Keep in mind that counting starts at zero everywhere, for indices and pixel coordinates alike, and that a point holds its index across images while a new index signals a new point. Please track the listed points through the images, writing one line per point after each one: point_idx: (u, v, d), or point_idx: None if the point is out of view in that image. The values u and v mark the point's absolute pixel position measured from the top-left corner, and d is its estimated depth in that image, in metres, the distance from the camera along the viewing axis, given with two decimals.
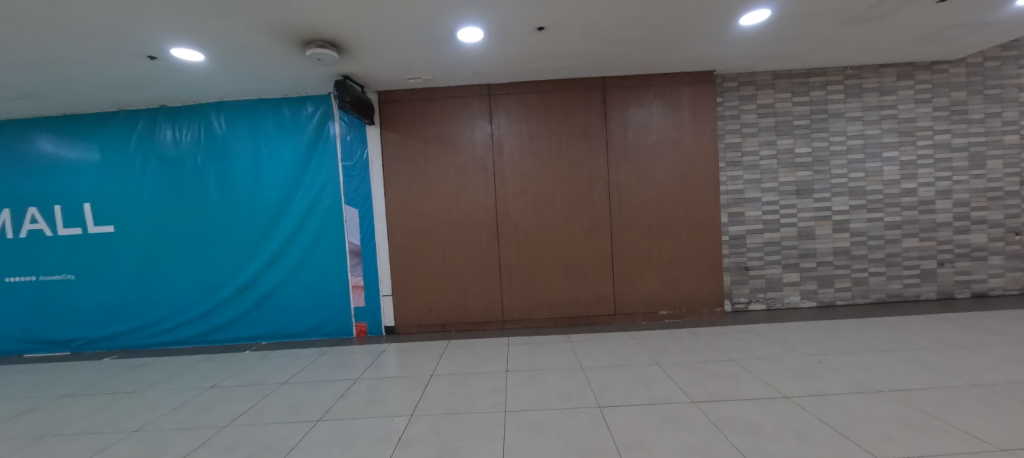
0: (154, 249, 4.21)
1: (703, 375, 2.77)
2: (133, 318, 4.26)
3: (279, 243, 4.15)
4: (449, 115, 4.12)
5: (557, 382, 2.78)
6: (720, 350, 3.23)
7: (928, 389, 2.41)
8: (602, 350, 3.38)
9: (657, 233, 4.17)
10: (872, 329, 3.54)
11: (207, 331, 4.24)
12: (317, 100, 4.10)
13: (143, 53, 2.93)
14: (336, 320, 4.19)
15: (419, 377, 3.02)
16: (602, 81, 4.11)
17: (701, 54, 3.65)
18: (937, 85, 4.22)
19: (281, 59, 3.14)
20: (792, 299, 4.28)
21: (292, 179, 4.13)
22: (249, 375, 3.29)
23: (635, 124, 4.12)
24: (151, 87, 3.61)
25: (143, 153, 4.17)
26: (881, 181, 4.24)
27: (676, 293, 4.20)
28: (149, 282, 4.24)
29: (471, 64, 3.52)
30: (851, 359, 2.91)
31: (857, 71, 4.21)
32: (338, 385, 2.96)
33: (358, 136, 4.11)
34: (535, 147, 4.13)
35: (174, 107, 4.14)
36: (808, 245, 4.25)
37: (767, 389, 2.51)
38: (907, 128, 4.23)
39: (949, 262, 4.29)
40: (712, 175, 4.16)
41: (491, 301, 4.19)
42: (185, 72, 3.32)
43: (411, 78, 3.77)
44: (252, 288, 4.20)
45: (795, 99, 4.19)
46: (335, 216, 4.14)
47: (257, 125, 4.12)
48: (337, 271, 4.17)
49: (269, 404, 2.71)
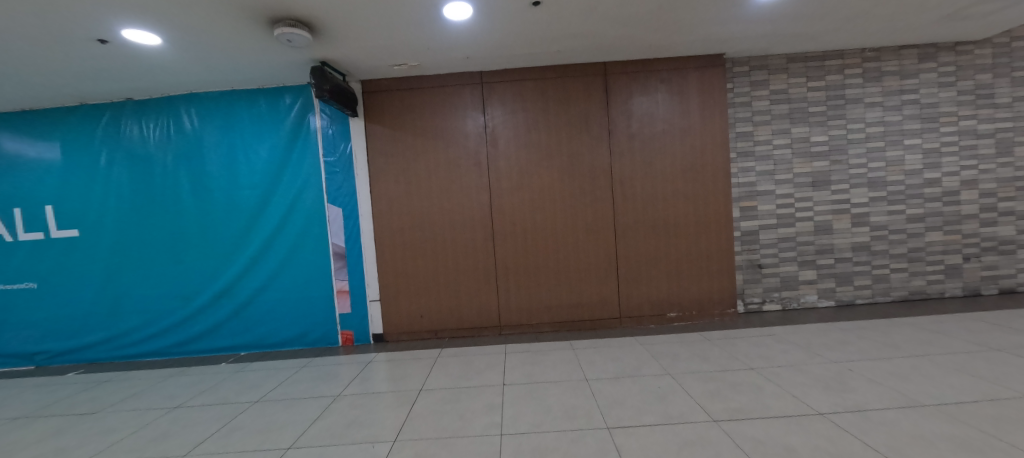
0: (122, 255, 3.90)
1: (722, 387, 2.48)
2: (101, 328, 3.95)
3: (258, 246, 3.85)
4: (439, 106, 3.82)
5: (560, 397, 2.49)
6: (737, 357, 2.94)
7: (981, 402, 2.12)
8: (608, 358, 3.09)
9: (665, 230, 3.89)
10: (899, 330, 3.27)
11: (182, 342, 3.93)
12: (296, 91, 3.79)
13: (91, 36, 2.59)
14: (321, 328, 3.90)
15: (407, 393, 2.72)
16: (605, 67, 3.82)
17: (710, 35, 3.38)
18: (961, 67, 3.94)
19: (249, 44, 2.82)
20: (808, 299, 4.01)
21: (271, 176, 3.82)
22: (221, 392, 2.99)
23: (639, 113, 3.84)
24: (114, 78, 3.30)
25: (109, 150, 3.85)
26: (902, 171, 3.96)
27: (686, 293, 3.92)
28: (118, 289, 3.92)
29: (462, 48, 3.22)
30: (884, 366, 2.63)
31: (875, 53, 3.93)
32: (317, 404, 2.66)
33: (341, 128, 3.81)
34: (533, 139, 3.84)
35: (142, 100, 3.83)
36: (825, 241, 3.97)
37: (796, 404, 2.23)
38: (930, 114, 3.95)
39: (975, 257, 4.02)
40: (722, 167, 3.88)
41: (487, 306, 3.90)
42: (144, 60, 2.99)
43: (396, 64, 3.46)
44: (230, 294, 3.89)
45: (810, 84, 3.91)
46: (319, 216, 3.84)
47: (232, 119, 3.81)
48: (321, 275, 3.88)
49: (236, 428, 2.41)
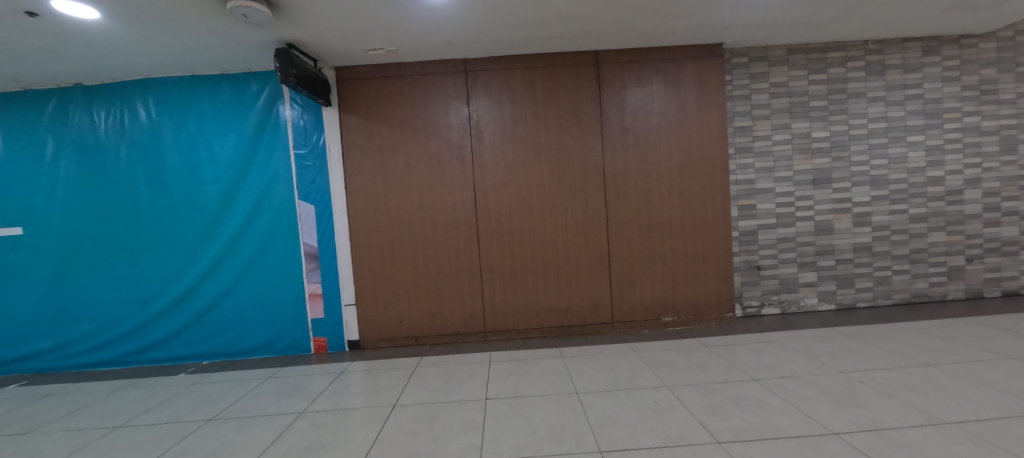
0: (71, 255, 3.57)
1: (723, 402, 2.27)
2: (48, 336, 3.61)
3: (222, 246, 3.54)
4: (420, 96, 3.56)
5: (548, 413, 2.26)
6: (738, 367, 2.74)
7: (1007, 420, 1.93)
8: (600, 367, 2.87)
9: (660, 229, 3.68)
10: (906, 336, 3.10)
11: (137, 350, 3.61)
12: (264, 77, 3.50)
13: (18, 7, 2.28)
14: (291, 335, 3.61)
15: (378, 410, 2.45)
16: (597, 56, 3.59)
17: (709, 22, 3.17)
18: (966, 61, 3.79)
19: (202, 19, 2.53)
20: (808, 302, 3.84)
21: (236, 170, 3.52)
22: (173, 408, 2.70)
23: (634, 105, 3.62)
24: (57, 59, 2.98)
25: (55, 140, 3.52)
26: (905, 169, 3.81)
27: (682, 297, 3.71)
28: (66, 293, 3.58)
29: (443, 30, 2.95)
30: (896, 377, 2.45)
31: (878, 45, 3.76)
32: (277, 423, 2.38)
33: (313, 119, 3.53)
34: (520, 132, 3.59)
35: (92, 86, 3.50)
36: (826, 241, 3.80)
37: (806, 422, 2.02)
38: (933, 110, 3.80)
39: (978, 258, 3.88)
40: (720, 163, 3.67)
41: (471, 310, 3.66)
42: (85, 38, 2.67)
43: (371, 49, 3.19)
44: (191, 299, 3.59)
45: (811, 77, 3.73)
46: (289, 214, 3.55)
47: (194, 107, 3.50)
48: (292, 277, 3.59)
49: (180, 453, 2.12)
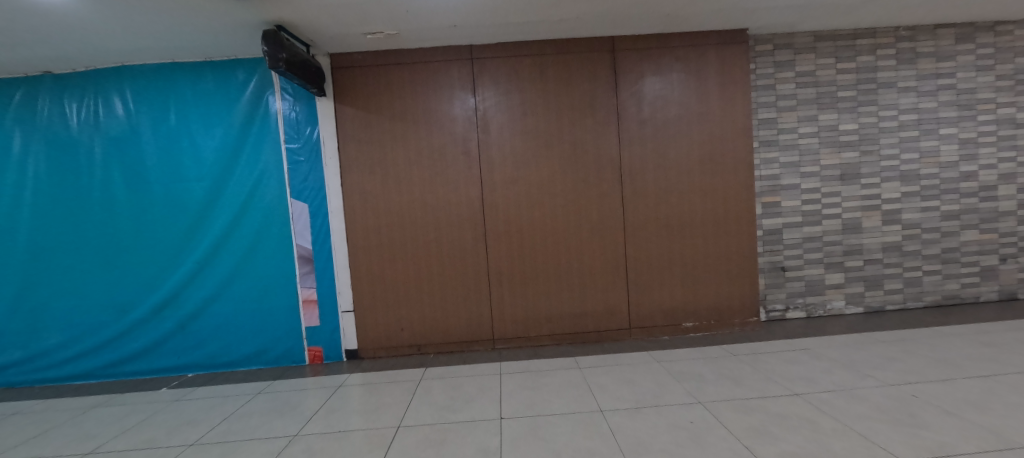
0: (41, 259, 3.27)
1: (766, 422, 2.03)
2: (16, 347, 3.31)
3: (207, 248, 3.26)
4: (422, 85, 3.29)
5: (572, 436, 2.02)
6: (773, 379, 2.51)
7: None
8: (623, 380, 2.63)
9: (679, 229, 3.44)
10: (947, 343, 2.89)
11: (115, 362, 3.32)
12: (251, 65, 3.22)
13: None
14: (283, 344, 3.34)
15: (381, 432, 2.20)
16: (612, 42, 3.34)
17: (737, 5, 2.93)
18: (1001, 49, 3.58)
19: None
20: (835, 305, 3.62)
21: (221, 165, 3.24)
22: (152, 430, 2.43)
23: (652, 96, 3.37)
24: (19, 43, 2.69)
25: (22, 133, 3.22)
26: (937, 163, 3.59)
27: (702, 300, 3.48)
28: (36, 300, 3.29)
29: (449, 11, 2.69)
30: (950, 390, 2.23)
31: (910, 32, 3.54)
32: (266, 448, 2.12)
33: (306, 110, 3.25)
34: (529, 124, 3.34)
35: (63, 74, 3.21)
36: (854, 241, 3.58)
37: (865, 446, 1.79)
38: (967, 101, 3.59)
39: (1012, 257, 3.68)
40: (742, 157, 3.44)
41: (477, 316, 3.40)
42: (48, 17, 2.38)
43: (370, 33, 2.93)
44: (173, 306, 3.31)
45: (839, 66, 3.50)
46: (280, 213, 3.28)
47: (175, 98, 3.21)
48: (284, 281, 3.31)
49: None
